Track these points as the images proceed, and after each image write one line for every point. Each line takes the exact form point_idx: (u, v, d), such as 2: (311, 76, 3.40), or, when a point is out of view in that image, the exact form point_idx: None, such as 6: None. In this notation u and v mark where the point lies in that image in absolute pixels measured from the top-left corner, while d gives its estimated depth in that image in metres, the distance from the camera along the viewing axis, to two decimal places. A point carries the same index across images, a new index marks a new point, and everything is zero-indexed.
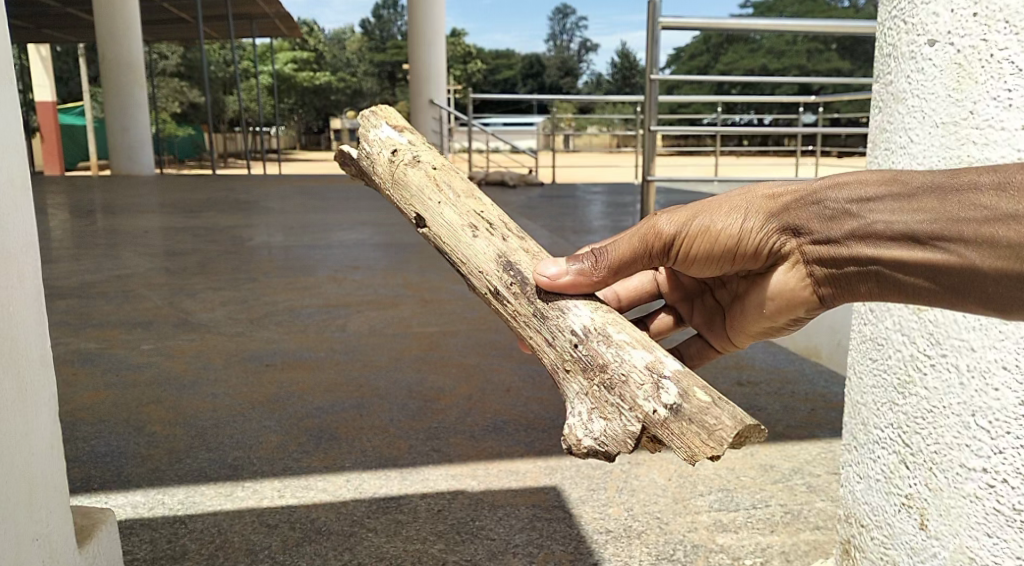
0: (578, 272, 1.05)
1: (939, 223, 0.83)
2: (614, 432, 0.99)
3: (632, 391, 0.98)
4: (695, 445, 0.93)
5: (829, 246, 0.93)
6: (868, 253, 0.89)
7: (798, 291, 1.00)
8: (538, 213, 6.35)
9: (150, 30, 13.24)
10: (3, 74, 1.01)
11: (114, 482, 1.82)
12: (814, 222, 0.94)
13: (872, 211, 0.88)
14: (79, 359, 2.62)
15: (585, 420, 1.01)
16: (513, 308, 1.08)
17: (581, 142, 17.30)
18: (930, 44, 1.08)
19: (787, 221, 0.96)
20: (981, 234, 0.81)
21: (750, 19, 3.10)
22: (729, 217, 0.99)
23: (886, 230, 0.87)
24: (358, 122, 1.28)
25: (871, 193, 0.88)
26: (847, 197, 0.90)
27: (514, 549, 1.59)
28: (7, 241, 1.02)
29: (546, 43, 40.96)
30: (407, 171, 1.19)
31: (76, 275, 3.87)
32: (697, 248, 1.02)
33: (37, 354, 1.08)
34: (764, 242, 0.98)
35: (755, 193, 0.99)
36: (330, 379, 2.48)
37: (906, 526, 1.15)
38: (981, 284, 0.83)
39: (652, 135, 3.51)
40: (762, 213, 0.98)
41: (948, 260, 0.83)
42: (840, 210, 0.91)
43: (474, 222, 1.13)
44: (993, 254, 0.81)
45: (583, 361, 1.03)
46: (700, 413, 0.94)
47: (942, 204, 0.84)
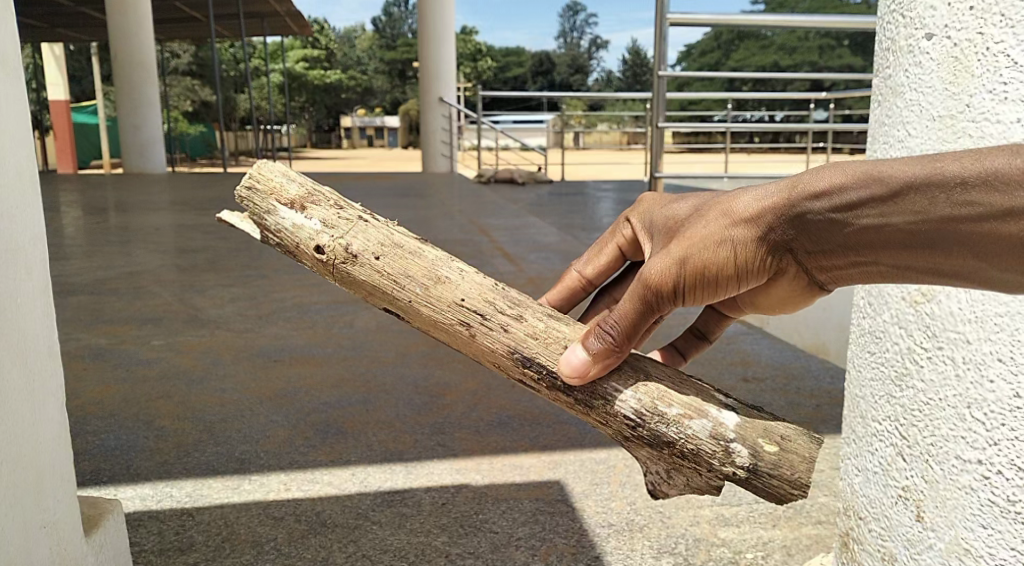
0: (599, 358, 1.01)
1: (932, 224, 0.84)
2: (699, 485, 1.06)
3: (707, 459, 1.03)
4: (783, 488, 1.03)
5: (824, 251, 0.92)
6: (866, 256, 0.89)
7: (814, 294, 1.01)
8: (548, 210, 6.37)
9: (162, 29, 13.32)
10: (13, 73, 1.04)
11: (123, 475, 1.84)
12: (803, 233, 0.92)
13: (860, 216, 0.87)
14: (89, 354, 2.65)
15: (671, 482, 1.08)
16: (553, 396, 1.09)
17: (591, 139, 17.36)
18: (927, 37, 1.09)
19: (777, 240, 0.94)
20: (976, 230, 0.82)
21: (760, 15, 3.08)
22: (719, 253, 0.95)
23: (880, 234, 0.87)
24: (250, 211, 1.14)
25: (854, 197, 0.87)
26: (830, 206, 0.89)
27: (517, 542, 1.60)
28: (16, 235, 1.04)
29: (557, 40, 41.06)
30: (355, 272, 1.11)
31: (89, 272, 3.92)
32: (702, 289, 0.97)
33: (45, 347, 1.10)
34: (762, 265, 0.95)
35: (737, 221, 0.95)
36: (338, 374, 2.50)
37: (903, 518, 1.16)
38: (984, 271, 0.84)
39: (661, 133, 3.50)
40: (754, 240, 0.94)
41: (950, 257, 0.85)
42: (827, 220, 0.90)
43: (465, 317, 1.09)
44: (991, 248, 0.82)
45: (647, 439, 1.05)
46: (775, 467, 1.02)
47: (929, 203, 0.83)
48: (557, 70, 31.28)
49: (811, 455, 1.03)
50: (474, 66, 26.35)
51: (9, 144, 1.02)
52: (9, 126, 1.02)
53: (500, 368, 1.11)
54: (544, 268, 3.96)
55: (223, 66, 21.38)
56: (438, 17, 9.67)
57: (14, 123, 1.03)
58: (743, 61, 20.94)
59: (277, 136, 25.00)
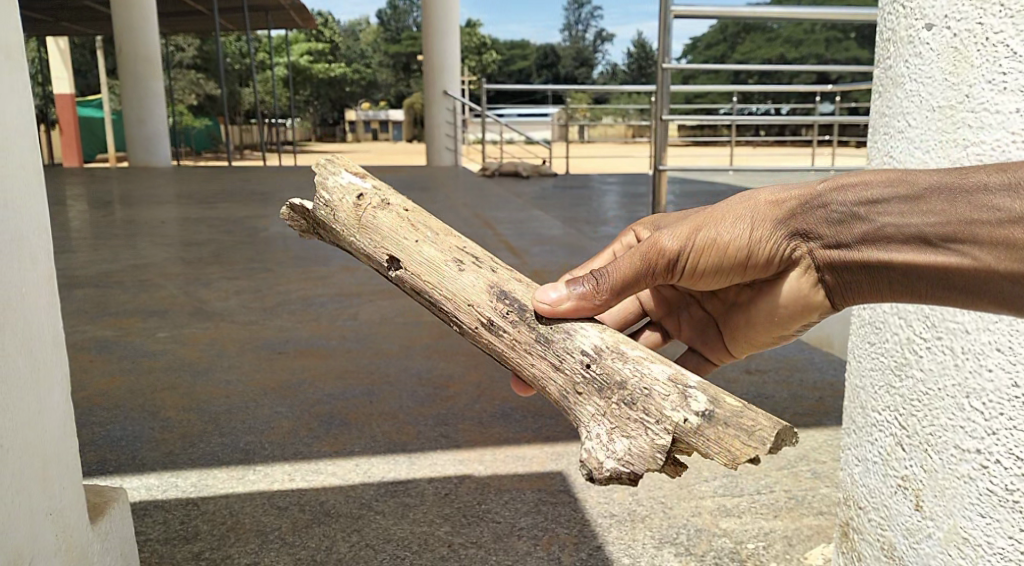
0: (580, 296, 1.02)
1: (950, 226, 0.83)
2: (641, 448, 0.94)
3: (657, 403, 0.95)
4: (743, 448, 0.91)
5: (841, 250, 0.92)
6: (878, 256, 0.88)
7: (813, 301, 1.00)
8: (552, 203, 6.38)
9: (167, 23, 13.30)
10: (17, 66, 1.05)
11: (129, 465, 1.86)
12: (824, 226, 0.92)
13: (880, 214, 0.87)
14: (96, 346, 2.67)
15: (609, 447, 0.96)
16: (513, 335, 1.04)
17: (597, 132, 17.35)
18: (927, 28, 1.09)
19: (797, 226, 0.95)
20: (993, 236, 0.81)
21: (765, 7, 3.07)
22: (734, 226, 0.98)
23: (896, 233, 0.86)
24: (316, 169, 1.15)
25: (878, 194, 0.88)
26: (853, 200, 0.90)
27: (520, 532, 1.61)
28: (20, 225, 1.05)
29: (563, 31, 40.86)
30: (379, 219, 1.11)
31: (94, 265, 3.93)
32: (707, 261, 1.00)
33: (49, 336, 1.11)
34: (775, 251, 0.97)
35: (758, 202, 0.98)
36: (341, 366, 2.51)
37: (902, 508, 1.17)
38: (996, 285, 0.82)
39: (665, 125, 3.50)
40: (770, 223, 0.96)
41: (960, 264, 0.83)
42: (848, 214, 0.90)
43: (458, 257, 1.09)
44: (1006, 257, 0.80)
45: (599, 381, 0.99)
46: (734, 417, 0.92)
47: (951, 207, 0.83)
48: (562, 64, 31.23)
49: (776, 417, 0.93)
50: (478, 60, 26.41)
51: (13, 135, 1.03)
52: (12, 117, 1.03)
53: (470, 312, 1.06)
54: (548, 261, 3.97)
55: (228, 60, 21.40)
56: (442, 10, 9.65)
57: (17, 114, 1.04)
58: (750, 54, 20.94)
59: (281, 130, 25.00)
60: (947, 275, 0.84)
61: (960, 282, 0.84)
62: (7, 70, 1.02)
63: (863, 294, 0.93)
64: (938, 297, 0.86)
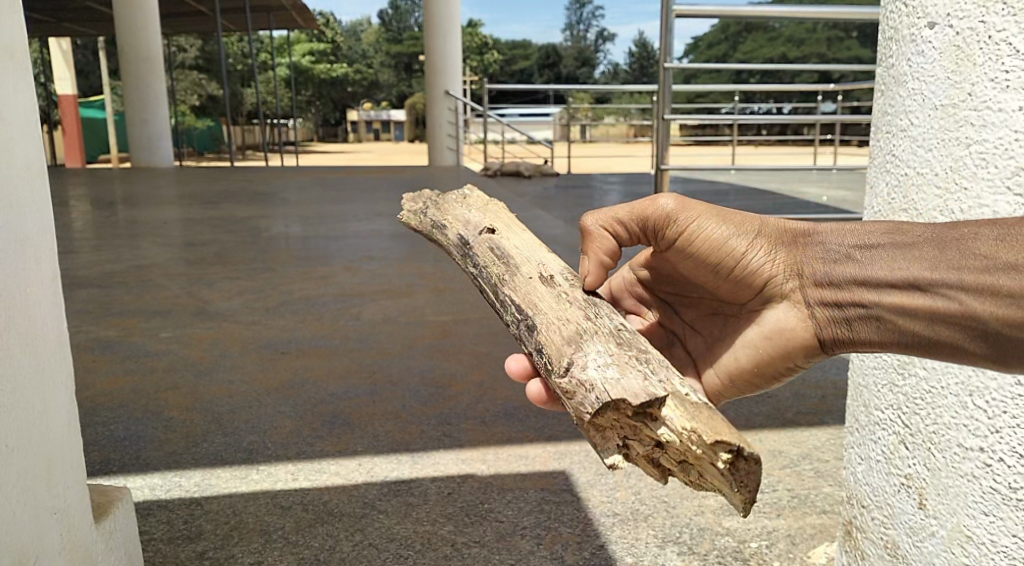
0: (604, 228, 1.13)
1: (939, 271, 0.85)
2: (634, 386, 0.95)
3: (668, 374, 0.98)
4: (727, 436, 0.89)
5: (835, 288, 0.95)
6: (870, 298, 0.91)
7: (793, 332, 1.02)
8: (554, 203, 6.38)
9: (169, 23, 13.31)
10: (21, 66, 1.05)
11: (133, 464, 1.86)
12: (820, 263, 0.98)
13: (873, 256, 0.91)
14: (99, 346, 2.67)
15: (590, 368, 0.99)
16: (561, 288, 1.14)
17: (599, 132, 17.32)
18: (929, 26, 1.09)
19: (794, 258, 1.00)
20: (980, 282, 0.82)
21: (767, 5, 3.07)
22: (736, 243, 1.05)
23: (885, 277, 0.89)
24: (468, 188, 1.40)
25: (874, 240, 0.92)
26: (851, 244, 0.94)
27: (523, 531, 1.61)
28: (25, 225, 1.05)
29: (566, 31, 40.79)
30: (480, 209, 1.31)
31: (97, 265, 3.94)
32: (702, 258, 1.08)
33: (54, 336, 1.12)
34: (767, 273, 1.02)
35: (768, 225, 1.05)
36: (344, 365, 2.52)
37: (906, 506, 1.16)
38: (980, 330, 0.83)
39: (667, 124, 3.49)
40: (773, 242, 1.03)
41: (947, 309, 0.84)
42: (844, 254, 0.95)
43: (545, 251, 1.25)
44: (991, 303, 0.81)
45: (620, 337, 1.05)
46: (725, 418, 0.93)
47: (941, 252, 0.86)
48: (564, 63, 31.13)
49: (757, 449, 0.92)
50: (479, 60, 26.43)
51: (15, 134, 1.03)
52: (16, 118, 1.03)
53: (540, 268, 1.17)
54: None
55: (229, 60, 21.41)
56: (444, 10, 9.66)
57: (20, 114, 1.04)
58: (752, 53, 20.92)
59: (282, 130, 25.01)
60: (934, 318, 0.85)
61: (947, 327, 0.85)
62: (9, 69, 1.02)
63: (853, 337, 0.94)
64: (925, 345, 0.87)
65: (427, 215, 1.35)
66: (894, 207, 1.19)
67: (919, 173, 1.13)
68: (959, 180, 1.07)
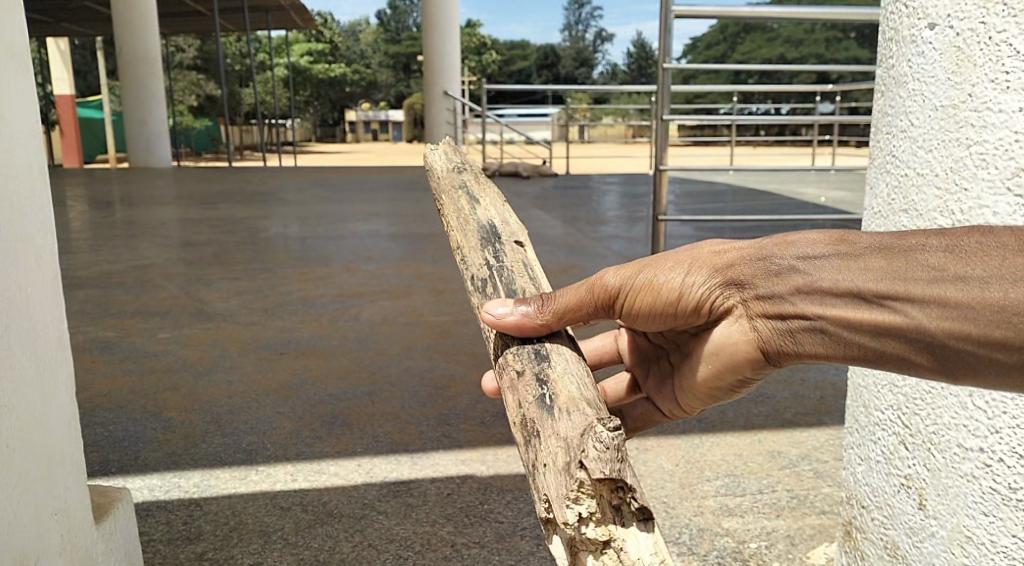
0: (523, 314, 1.03)
1: (887, 283, 0.82)
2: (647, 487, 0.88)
3: None
4: None
5: (776, 304, 0.91)
6: (813, 311, 0.88)
7: (738, 348, 0.98)
8: (552, 204, 6.39)
9: (167, 24, 13.30)
10: (21, 67, 1.05)
11: (132, 465, 1.86)
12: (759, 277, 0.93)
13: (817, 269, 0.87)
14: (97, 347, 2.67)
15: (625, 444, 0.89)
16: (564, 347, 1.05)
17: (597, 132, 17.35)
18: (929, 27, 1.09)
19: (732, 276, 0.95)
20: (928, 294, 0.80)
21: (765, 7, 3.08)
22: (673, 271, 0.99)
23: (830, 288, 0.86)
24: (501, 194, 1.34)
25: (817, 251, 0.88)
26: (793, 256, 0.90)
27: (522, 532, 1.61)
28: (26, 224, 1.05)
29: (565, 31, 40.82)
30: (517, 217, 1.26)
31: (95, 266, 3.93)
32: (642, 302, 1.01)
33: (54, 336, 1.12)
34: (706, 299, 0.97)
35: (700, 250, 0.99)
36: (343, 366, 2.51)
37: (906, 507, 1.17)
38: (928, 345, 0.80)
39: (666, 125, 3.49)
40: (707, 268, 0.97)
41: (892, 321, 0.82)
42: (786, 266, 0.90)
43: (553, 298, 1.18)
44: (938, 314, 0.79)
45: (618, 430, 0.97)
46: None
47: (887, 262, 0.83)
48: (562, 63, 31.12)
49: None
50: (478, 60, 26.42)
51: (16, 133, 1.03)
52: (15, 118, 1.03)
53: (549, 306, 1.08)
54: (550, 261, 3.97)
55: (227, 60, 21.40)
56: (442, 11, 9.67)
57: (20, 112, 1.04)
58: (750, 54, 21.00)
59: (281, 130, 25.01)
60: (879, 331, 0.83)
61: (893, 339, 0.82)
62: (9, 68, 1.02)
63: (797, 349, 0.91)
64: (872, 358, 0.85)
65: (460, 177, 1.30)
66: (894, 208, 1.19)
67: (919, 174, 1.13)
68: (960, 181, 1.07)
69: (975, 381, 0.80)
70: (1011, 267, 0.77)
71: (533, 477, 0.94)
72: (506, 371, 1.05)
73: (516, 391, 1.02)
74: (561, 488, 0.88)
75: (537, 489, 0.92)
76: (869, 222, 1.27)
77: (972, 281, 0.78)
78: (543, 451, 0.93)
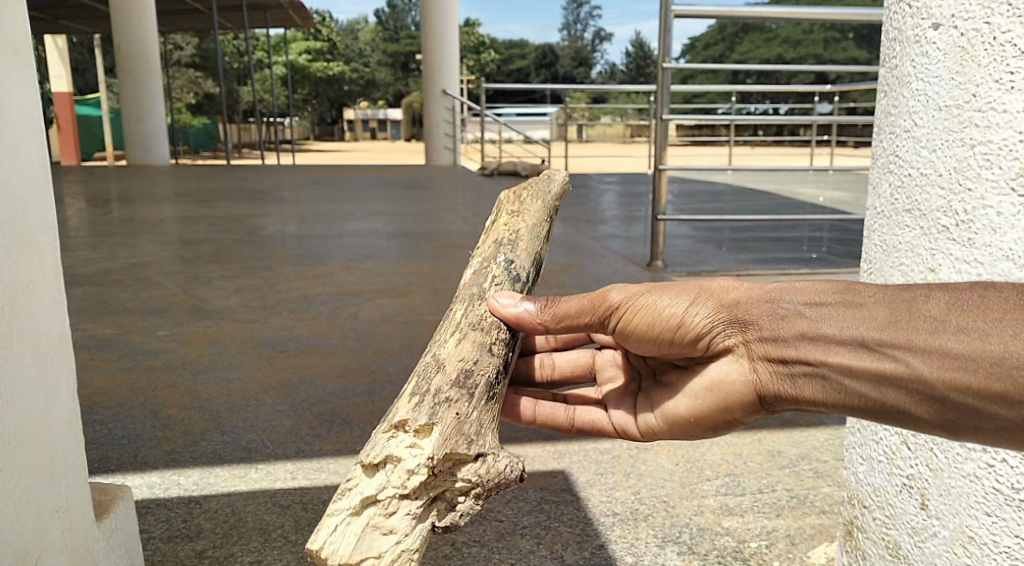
0: (527, 311, 1.08)
1: (893, 333, 0.83)
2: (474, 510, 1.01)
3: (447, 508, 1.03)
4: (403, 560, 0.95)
5: (779, 347, 0.91)
6: (817, 357, 0.88)
7: (732, 389, 0.98)
8: (551, 203, 6.40)
9: (166, 22, 13.28)
10: (24, 63, 1.05)
11: (131, 462, 1.86)
12: (764, 320, 0.93)
13: (824, 315, 0.88)
14: (95, 344, 2.66)
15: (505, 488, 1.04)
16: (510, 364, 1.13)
17: (595, 132, 17.40)
18: (934, 27, 1.09)
19: (736, 315, 0.96)
20: (932, 345, 0.80)
21: (764, 6, 3.07)
22: (676, 298, 1.00)
23: (836, 335, 0.86)
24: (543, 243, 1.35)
25: (824, 298, 0.89)
26: (802, 301, 0.91)
27: (521, 531, 1.61)
28: (28, 221, 1.05)
29: (564, 31, 40.76)
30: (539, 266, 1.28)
31: (92, 263, 3.92)
32: (637, 325, 1.02)
33: (55, 334, 1.11)
34: (704, 330, 0.98)
35: (708, 285, 1.00)
36: (343, 365, 2.51)
37: (907, 506, 1.17)
38: (930, 396, 0.80)
39: (664, 124, 3.49)
40: (712, 302, 0.98)
41: (894, 370, 0.82)
42: (793, 312, 0.91)
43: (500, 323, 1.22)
44: (939, 364, 0.80)
45: None
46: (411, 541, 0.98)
47: (891, 313, 0.84)
48: (561, 63, 31.11)
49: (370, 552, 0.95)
50: (476, 60, 26.35)
51: (18, 130, 1.02)
52: (17, 114, 1.02)
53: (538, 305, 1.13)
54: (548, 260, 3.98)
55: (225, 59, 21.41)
56: (440, 8, 9.64)
57: (24, 108, 1.03)
58: (748, 55, 21.06)
59: (280, 129, 25.05)
60: (882, 382, 0.83)
61: (895, 391, 0.82)
62: (10, 63, 1.01)
63: (795, 393, 0.91)
64: (871, 408, 0.85)
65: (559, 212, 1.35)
66: (896, 208, 1.19)
67: (921, 174, 1.13)
68: (964, 181, 1.07)
69: (976, 438, 0.80)
70: (1010, 320, 0.79)
71: (427, 395, 1.02)
72: (488, 324, 1.10)
73: (478, 347, 1.08)
74: (449, 440, 0.99)
75: (427, 407, 1.01)
76: (872, 221, 1.27)
77: (974, 332, 0.79)
78: (469, 401, 1.02)
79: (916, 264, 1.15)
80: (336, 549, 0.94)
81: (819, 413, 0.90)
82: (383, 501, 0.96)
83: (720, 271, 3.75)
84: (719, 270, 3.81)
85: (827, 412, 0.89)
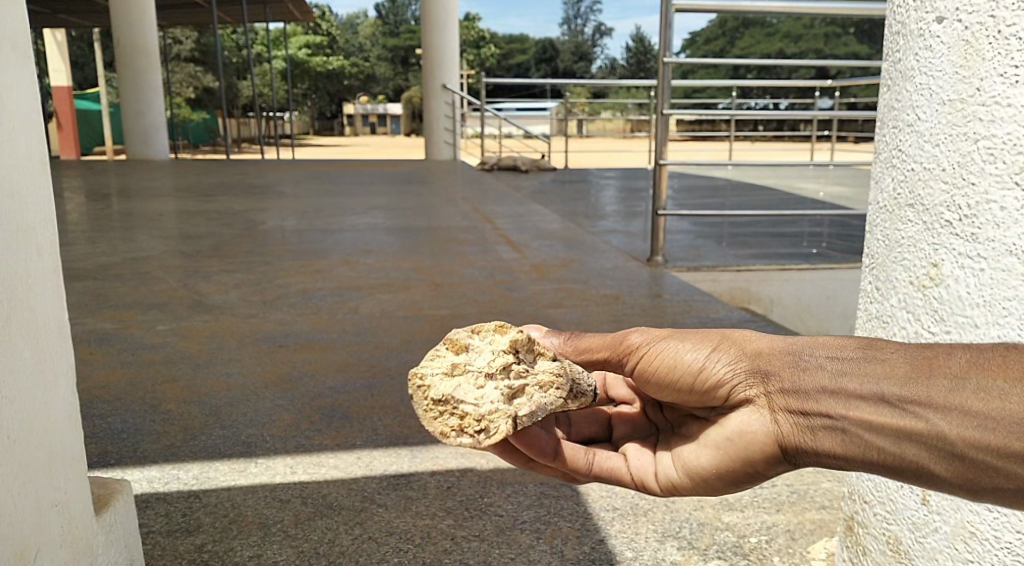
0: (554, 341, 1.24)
1: (913, 389, 0.83)
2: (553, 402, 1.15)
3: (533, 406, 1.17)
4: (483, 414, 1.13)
5: (801, 399, 0.92)
6: (837, 410, 0.88)
7: (754, 439, 0.98)
8: (551, 198, 6.39)
9: (164, 16, 13.24)
10: (23, 56, 1.04)
11: (130, 457, 1.85)
12: (788, 372, 0.95)
13: (844, 369, 0.90)
14: (95, 339, 2.66)
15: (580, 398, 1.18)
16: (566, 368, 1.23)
17: (595, 127, 17.38)
18: (937, 21, 1.09)
19: (758, 366, 0.98)
20: (951, 403, 0.80)
21: (766, 1, 3.05)
22: (697, 346, 1.05)
23: (857, 390, 0.87)
24: None
25: (845, 353, 0.91)
26: (824, 355, 0.93)
27: (522, 526, 1.61)
28: (27, 215, 1.04)
29: (564, 25, 40.65)
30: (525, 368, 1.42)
31: (91, 258, 3.91)
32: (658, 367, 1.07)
33: (54, 329, 1.10)
34: (724, 379, 1.01)
35: (732, 336, 1.04)
36: (342, 359, 2.51)
37: (909, 502, 1.17)
38: (951, 454, 0.80)
39: (665, 120, 3.47)
40: (734, 354, 1.01)
41: (914, 427, 0.82)
42: (815, 365, 0.93)
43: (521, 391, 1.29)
44: (959, 422, 0.79)
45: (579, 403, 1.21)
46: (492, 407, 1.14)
47: (912, 368, 0.85)
48: (561, 58, 31.04)
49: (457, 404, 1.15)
50: (477, 54, 26.28)
51: (17, 123, 1.02)
52: (15, 107, 1.01)
53: None
54: (549, 255, 3.97)
55: (224, 53, 21.36)
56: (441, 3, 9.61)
57: (23, 101, 1.03)
58: (748, 50, 21.01)
59: (279, 123, 25.01)
60: (901, 437, 0.83)
61: (914, 446, 0.82)
62: (8, 56, 1.01)
63: (815, 446, 0.91)
64: (890, 464, 0.84)
65: None
66: (899, 203, 1.19)
67: (925, 168, 1.13)
68: (967, 176, 1.06)
69: (996, 499, 0.79)
70: None
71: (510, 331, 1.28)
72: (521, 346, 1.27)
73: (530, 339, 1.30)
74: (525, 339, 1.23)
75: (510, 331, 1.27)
76: (874, 215, 1.27)
77: (994, 393, 0.79)
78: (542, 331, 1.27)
79: (918, 259, 1.15)
80: (435, 390, 1.17)
81: (840, 468, 0.89)
82: (473, 374, 1.19)
83: (721, 266, 3.75)
84: (719, 264, 3.80)
85: (848, 467, 0.88)
